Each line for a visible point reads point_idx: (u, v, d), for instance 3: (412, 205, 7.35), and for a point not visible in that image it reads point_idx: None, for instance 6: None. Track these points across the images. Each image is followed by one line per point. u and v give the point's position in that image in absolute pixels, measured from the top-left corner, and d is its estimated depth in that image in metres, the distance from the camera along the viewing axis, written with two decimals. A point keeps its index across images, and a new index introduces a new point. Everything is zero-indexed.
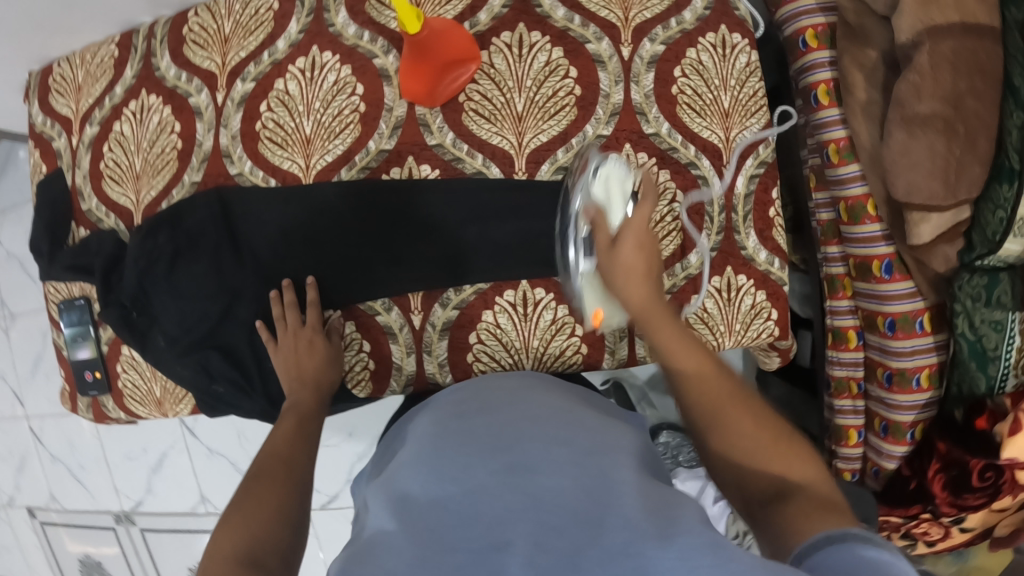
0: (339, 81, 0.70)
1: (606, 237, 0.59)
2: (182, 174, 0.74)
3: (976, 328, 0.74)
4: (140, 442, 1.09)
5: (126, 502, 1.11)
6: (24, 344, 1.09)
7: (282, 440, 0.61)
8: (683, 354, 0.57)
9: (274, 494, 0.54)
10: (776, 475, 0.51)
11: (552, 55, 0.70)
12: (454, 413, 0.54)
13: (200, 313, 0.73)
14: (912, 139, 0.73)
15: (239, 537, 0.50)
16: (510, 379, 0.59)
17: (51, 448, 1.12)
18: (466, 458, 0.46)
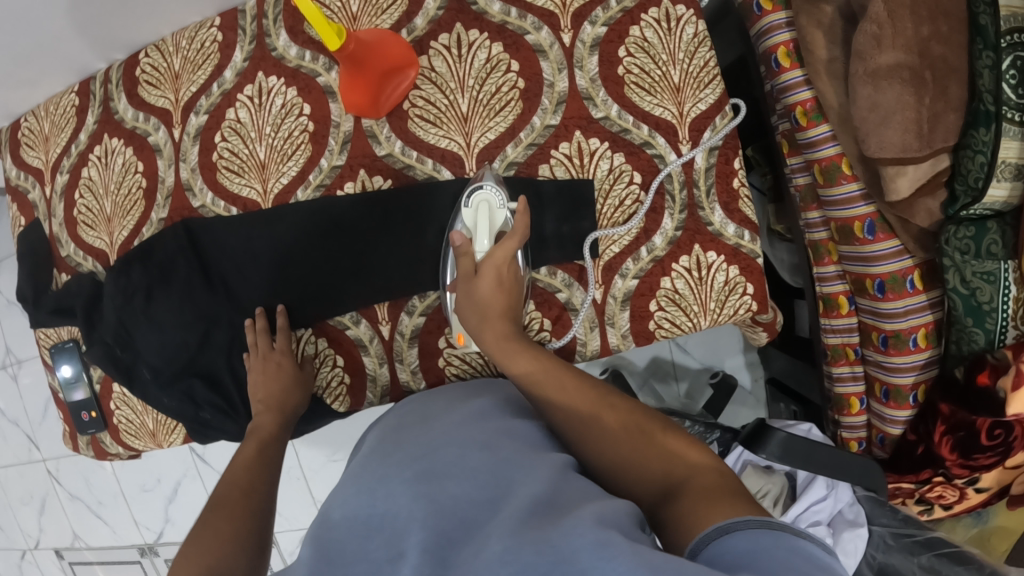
0: (287, 103, 0.71)
1: (469, 264, 0.65)
2: (150, 212, 0.76)
3: (969, 282, 0.70)
4: (153, 474, 1.12)
5: (148, 533, 1.14)
6: (34, 389, 1.14)
7: (243, 468, 0.65)
8: (550, 388, 0.60)
9: (231, 523, 0.59)
10: (664, 480, 0.53)
11: (492, 51, 0.69)
12: (395, 431, 0.63)
13: (179, 345, 0.75)
14: (878, 92, 0.70)
15: (198, 562, 0.54)
16: (453, 394, 0.67)
17: (70, 488, 1.16)
18: (386, 472, 0.54)
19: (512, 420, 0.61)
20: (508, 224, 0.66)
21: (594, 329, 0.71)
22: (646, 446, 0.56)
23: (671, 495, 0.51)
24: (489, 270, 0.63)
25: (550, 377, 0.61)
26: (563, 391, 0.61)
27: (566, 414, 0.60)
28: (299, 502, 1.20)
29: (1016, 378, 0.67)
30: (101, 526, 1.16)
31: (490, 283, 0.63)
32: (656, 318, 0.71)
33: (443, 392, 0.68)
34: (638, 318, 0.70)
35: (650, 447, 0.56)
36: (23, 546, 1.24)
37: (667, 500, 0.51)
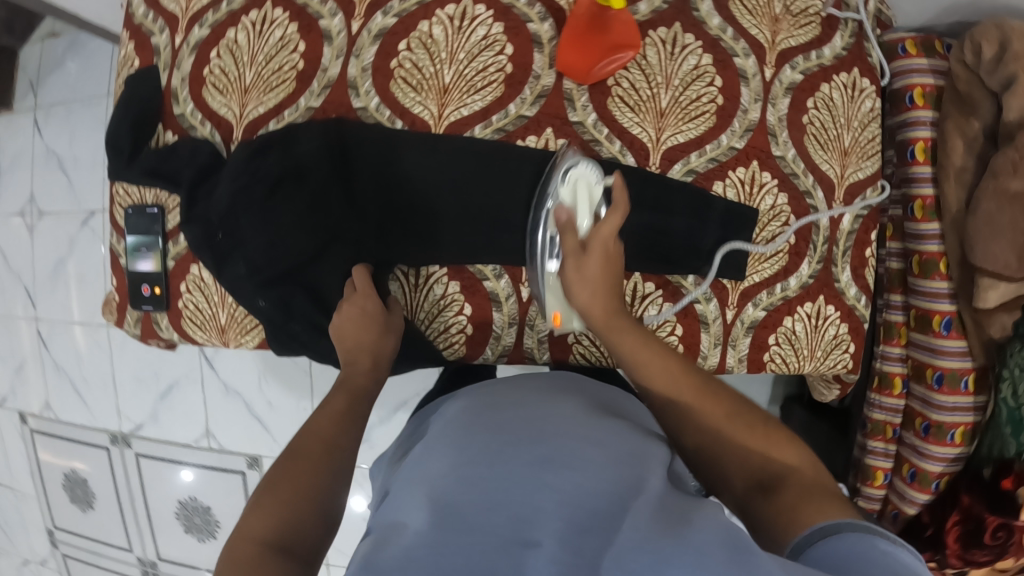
0: (489, 37, 0.68)
1: (575, 241, 0.64)
2: (298, 97, 0.71)
3: (1018, 397, 0.76)
4: (152, 366, 1.19)
5: (127, 422, 1.21)
6: (49, 245, 1.19)
7: (327, 421, 0.62)
8: (648, 361, 0.63)
9: (307, 481, 0.56)
10: (758, 468, 0.56)
11: (701, 61, 0.71)
12: (499, 406, 0.63)
13: (282, 250, 0.69)
14: (999, 209, 0.73)
15: (273, 515, 0.53)
16: (553, 381, 0.68)
17: (56, 356, 1.22)
18: (500, 458, 0.54)
19: (616, 413, 0.63)
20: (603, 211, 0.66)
21: (717, 346, 0.74)
22: (750, 437, 0.59)
23: (768, 489, 0.54)
24: (597, 246, 0.63)
25: (656, 356, 0.63)
26: (661, 369, 0.63)
27: (669, 399, 0.63)
28: None
29: None
30: (79, 405, 1.23)
31: (597, 259, 0.63)
32: (771, 351, 0.75)
33: (540, 380, 0.69)
34: (756, 347, 0.74)
35: (758, 438, 0.58)
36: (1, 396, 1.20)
37: (762, 496, 0.54)
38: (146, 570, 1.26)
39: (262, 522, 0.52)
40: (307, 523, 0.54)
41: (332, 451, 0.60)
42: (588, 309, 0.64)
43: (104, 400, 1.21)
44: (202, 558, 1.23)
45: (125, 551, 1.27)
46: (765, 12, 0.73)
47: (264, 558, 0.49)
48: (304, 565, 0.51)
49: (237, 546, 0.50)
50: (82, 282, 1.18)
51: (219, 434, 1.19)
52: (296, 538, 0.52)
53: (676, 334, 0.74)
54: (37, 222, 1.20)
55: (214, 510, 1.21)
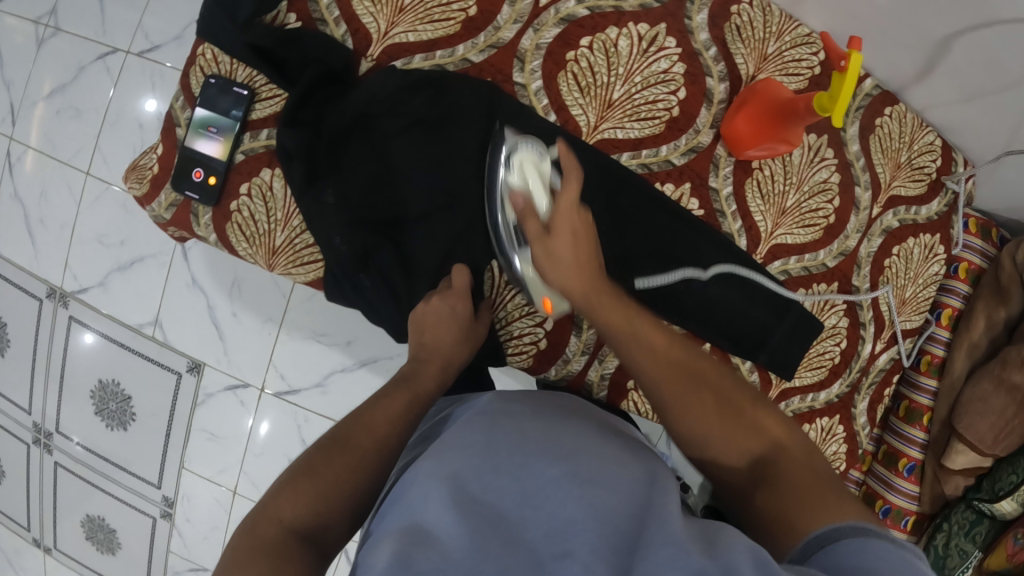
0: (668, 73, 0.67)
1: (538, 224, 0.59)
2: (458, 43, 0.65)
3: (948, 547, 0.89)
4: (121, 232, 1.03)
5: (71, 281, 1.05)
6: (53, 61, 1.02)
7: (383, 416, 0.58)
8: (636, 343, 0.58)
9: (346, 476, 0.51)
10: (748, 452, 0.54)
11: (830, 177, 0.75)
12: (511, 407, 0.56)
13: (391, 191, 0.66)
14: (994, 393, 0.84)
15: (302, 502, 0.48)
16: (564, 399, 0.62)
17: (16, 184, 1.05)
18: (524, 460, 0.48)
19: (636, 442, 0.58)
20: (555, 180, 0.61)
21: None
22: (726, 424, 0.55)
23: (764, 479, 0.52)
24: (563, 225, 0.58)
25: (643, 334, 0.58)
26: (647, 348, 0.58)
27: (650, 368, 0.57)
28: (255, 356, 1.05)
29: None
30: (23, 241, 1.05)
31: (565, 242, 0.58)
32: None
33: (552, 397, 0.62)
34: None
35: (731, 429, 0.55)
36: None
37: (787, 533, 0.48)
38: (38, 438, 1.12)
39: (295, 507, 0.47)
40: (338, 513, 0.49)
41: (383, 451, 0.55)
42: (567, 286, 0.59)
43: (54, 247, 1.05)
44: (102, 446, 1.10)
45: (22, 412, 1.11)
46: (893, 155, 0.78)
47: (293, 548, 0.44)
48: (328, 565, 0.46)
49: (260, 527, 0.46)
50: (74, 115, 1.02)
51: (169, 327, 1.05)
52: (324, 533, 0.48)
53: None
54: (46, 35, 1.02)
55: (135, 402, 1.07)
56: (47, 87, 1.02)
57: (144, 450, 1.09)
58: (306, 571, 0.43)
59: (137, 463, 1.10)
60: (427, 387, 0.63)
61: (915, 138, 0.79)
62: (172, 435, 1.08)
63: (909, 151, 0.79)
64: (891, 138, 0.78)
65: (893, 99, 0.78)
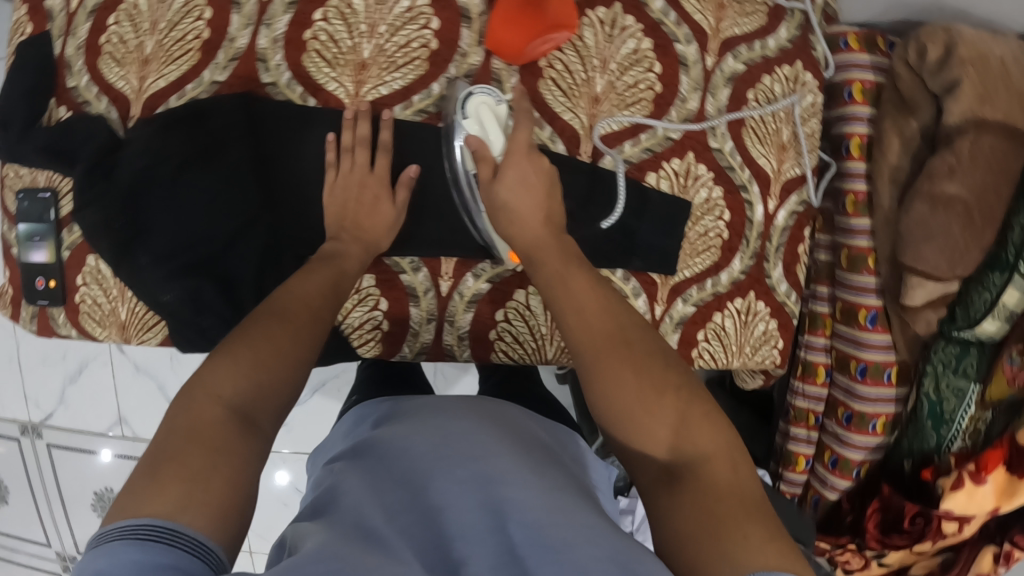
0: (413, 9, 0.63)
1: (489, 169, 0.59)
2: (202, 70, 0.63)
3: (941, 390, 0.82)
4: (61, 348, 1.10)
5: (36, 412, 1.12)
6: None
7: (316, 291, 0.57)
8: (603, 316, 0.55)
9: (290, 350, 0.51)
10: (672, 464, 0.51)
11: (641, 44, 0.67)
12: (438, 411, 0.59)
13: (195, 238, 0.61)
14: (933, 214, 0.76)
15: (240, 375, 0.48)
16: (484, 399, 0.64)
17: None
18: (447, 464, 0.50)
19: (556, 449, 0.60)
20: (510, 124, 0.62)
21: None
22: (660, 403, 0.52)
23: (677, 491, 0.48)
24: (512, 173, 0.58)
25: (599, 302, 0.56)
26: (587, 315, 0.55)
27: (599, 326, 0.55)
28: None
29: (955, 481, 0.78)
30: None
31: (512, 188, 0.58)
32: (699, 348, 0.74)
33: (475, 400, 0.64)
34: (685, 343, 0.73)
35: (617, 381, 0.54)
36: None
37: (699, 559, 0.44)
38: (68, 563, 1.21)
39: (233, 382, 0.47)
40: (275, 394, 0.49)
41: (303, 343, 0.53)
42: (515, 237, 0.59)
43: (11, 386, 1.12)
44: None
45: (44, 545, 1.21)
46: None
47: (226, 425, 0.45)
48: (265, 437, 0.47)
49: (199, 399, 0.46)
50: None
51: (133, 421, 1.11)
52: (260, 411, 0.48)
53: None
54: None
55: None
56: None
57: None
58: (245, 458, 0.44)
59: None
60: None
61: None
62: None
63: None
64: None
65: None
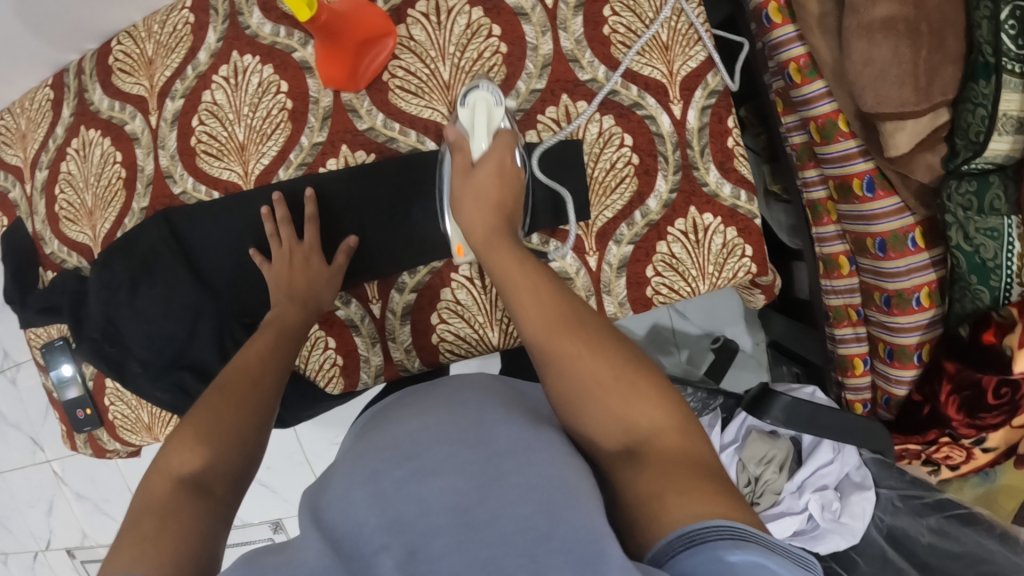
0: (263, 81, 0.68)
1: (464, 160, 0.63)
2: (130, 203, 0.73)
3: (972, 239, 0.68)
4: None
5: None
6: None
7: (255, 356, 0.60)
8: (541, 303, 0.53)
9: (235, 415, 0.54)
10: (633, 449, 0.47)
11: (472, 16, 0.66)
12: (390, 416, 0.56)
13: (166, 343, 0.71)
14: (874, 47, 0.66)
15: (192, 450, 0.51)
16: (439, 386, 0.61)
17: (74, 486, 1.10)
18: (379, 462, 0.47)
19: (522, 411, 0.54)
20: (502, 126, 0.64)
21: (590, 298, 0.70)
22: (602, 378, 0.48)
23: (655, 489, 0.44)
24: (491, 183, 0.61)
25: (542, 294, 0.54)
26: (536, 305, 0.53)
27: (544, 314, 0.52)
28: (301, 485, 1.14)
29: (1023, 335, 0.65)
30: (103, 524, 1.12)
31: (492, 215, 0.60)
32: (653, 284, 0.70)
33: (438, 387, 0.61)
34: (635, 284, 0.70)
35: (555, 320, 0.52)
36: (33, 548, 1.17)
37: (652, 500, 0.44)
38: None
39: (182, 458, 0.50)
40: (226, 459, 0.51)
41: (243, 408, 0.55)
42: (472, 229, 0.60)
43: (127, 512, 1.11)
44: None
45: None
46: None
47: (176, 497, 0.47)
48: (220, 502, 0.49)
49: (154, 482, 0.49)
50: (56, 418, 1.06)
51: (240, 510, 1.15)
52: (211, 478, 0.50)
53: None
54: None
55: None
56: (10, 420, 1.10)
57: None
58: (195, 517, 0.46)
59: None
60: None
61: None
62: None
63: None
64: None
65: None
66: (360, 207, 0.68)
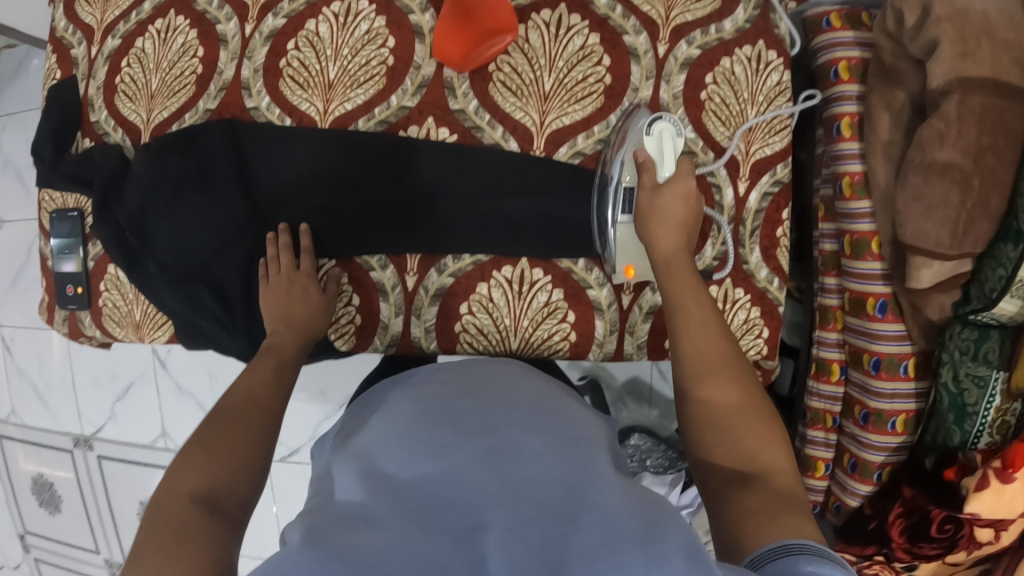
0: (372, 31, 0.69)
1: (651, 181, 0.62)
2: (198, 100, 0.72)
3: (959, 380, 0.74)
4: (110, 369, 1.14)
5: (88, 425, 1.18)
6: (9, 258, 1.15)
7: (259, 383, 0.60)
8: (702, 331, 0.56)
9: (241, 440, 0.53)
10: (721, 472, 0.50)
11: (588, 41, 0.69)
12: (432, 396, 0.61)
13: (192, 250, 0.72)
14: (927, 184, 0.72)
15: (202, 473, 0.49)
16: (472, 369, 0.66)
17: (18, 363, 1.19)
18: (444, 442, 0.53)
19: (557, 406, 0.61)
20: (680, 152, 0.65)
21: (613, 333, 0.71)
22: (752, 422, 0.51)
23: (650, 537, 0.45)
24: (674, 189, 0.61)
25: (709, 328, 0.56)
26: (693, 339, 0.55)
27: (698, 352, 0.55)
28: None
29: (980, 480, 0.71)
30: (41, 408, 1.20)
31: (673, 199, 0.61)
32: None
33: (472, 369, 0.66)
34: (658, 333, 0.71)
35: (717, 363, 0.54)
36: None
37: None
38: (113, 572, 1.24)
39: (193, 478, 0.49)
40: (236, 481, 0.50)
41: (256, 429, 0.55)
42: (657, 243, 0.61)
43: (66, 403, 1.19)
44: None
45: (91, 553, 1.25)
46: None
47: (190, 515, 0.46)
48: (232, 524, 0.48)
49: (163, 503, 0.47)
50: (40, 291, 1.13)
51: (175, 435, 1.14)
52: (223, 498, 0.49)
53: (568, 320, 0.70)
54: None
55: None
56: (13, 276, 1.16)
57: None
58: (217, 537, 0.45)
59: None
60: None
61: None
62: None
63: None
64: None
65: None
66: (321, 170, 0.70)
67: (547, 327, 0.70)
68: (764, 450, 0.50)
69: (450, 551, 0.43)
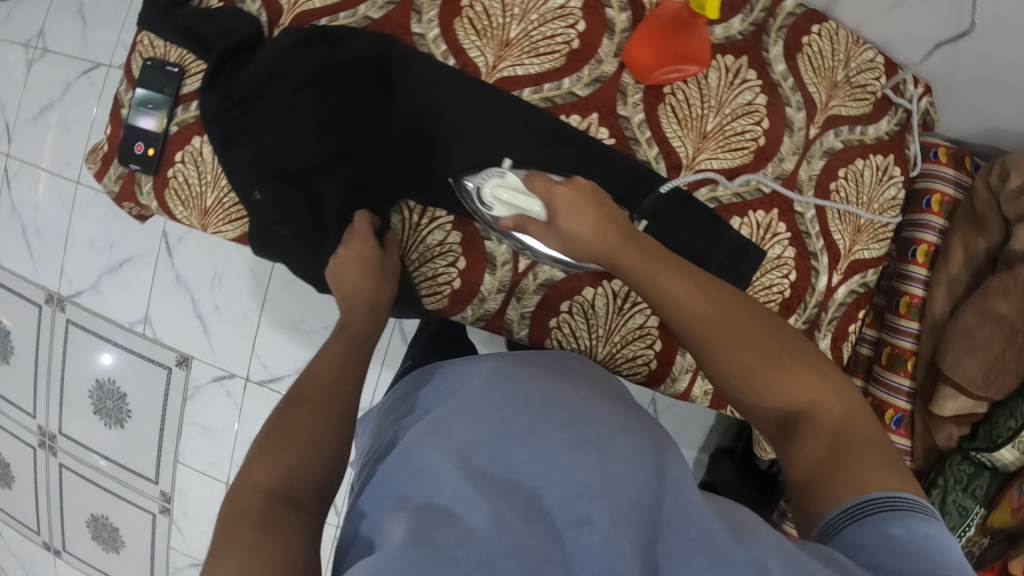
0: (565, 7, 0.67)
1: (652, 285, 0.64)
2: (359, 3, 0.67)
3: (945, 504, 0.83)
4: (110, 236, 1.10)
5: (67, 286, 1.12)
6: (42, 85, 1.11)
7: (328, 363, 0.61)
8: (689, 300, 0.56)
9: (314, 428, 0.54)
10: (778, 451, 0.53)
11: (756, 98, 0.71)
12: (523, 374, 0.55)
13: (297, 149, 0.67)
14: (978, 325, 0.78)
15: (279, 463, 0.51)
16: (552, 357, 0.61)
17: (13, 200, 1.14)
18: (527, 429, 0.48)
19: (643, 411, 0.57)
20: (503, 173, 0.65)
21: (687, 373, 0.73)
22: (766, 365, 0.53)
23: None
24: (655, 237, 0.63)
25: (698, 295, 0.56)
26: (686, 306, 0.56)
27: (685, 310, 0.55)
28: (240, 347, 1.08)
29: None
30: (22, 253, 1.14)
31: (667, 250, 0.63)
32: None
33: (557, 358, 0.61)
34: None
35: (729, 325, 0.55)
36: None
37: None
38: (42, 440, 1.18)
39: (268, 470, 0.50)
40: (310, 470, 0.51)
41: (327, 415, 0.56)
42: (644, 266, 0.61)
43: (53, 256, 1.12)
44: (105, 445, 1.15)
45: (27, 416, 1.18)
46: (828, 73, 0.74)
47: (267, 507, 0.47)
48: (309, 514, 0.49)
49: (240, 495, 0.48)
50: (64, 130, 1.10)
51: (156, 322, 1.10)
52: (298, 488, 0.50)
53: (654, 347, 0.72)
54: (36, 58, 1.12)
55: (129, 399, 1.12)
56: (38, 109, 1.11)
57: (140, 446, 1.14)
58: (293, 534, 0.46)
59: (137, 459, 1.14)
60: (363, 330, 0.66)
61: (851, 55, 0.75)
62: (165, 430, 1.13)
63: (846, 68, 0.75)
64: (823, 56, 0.74)
65: (821, 17, 0.74)
66: (452, 108, 0.68)
67: (634, 348, 0.72)
68: (796, 386, 0.53)
69: (550, 550, 0.41)
